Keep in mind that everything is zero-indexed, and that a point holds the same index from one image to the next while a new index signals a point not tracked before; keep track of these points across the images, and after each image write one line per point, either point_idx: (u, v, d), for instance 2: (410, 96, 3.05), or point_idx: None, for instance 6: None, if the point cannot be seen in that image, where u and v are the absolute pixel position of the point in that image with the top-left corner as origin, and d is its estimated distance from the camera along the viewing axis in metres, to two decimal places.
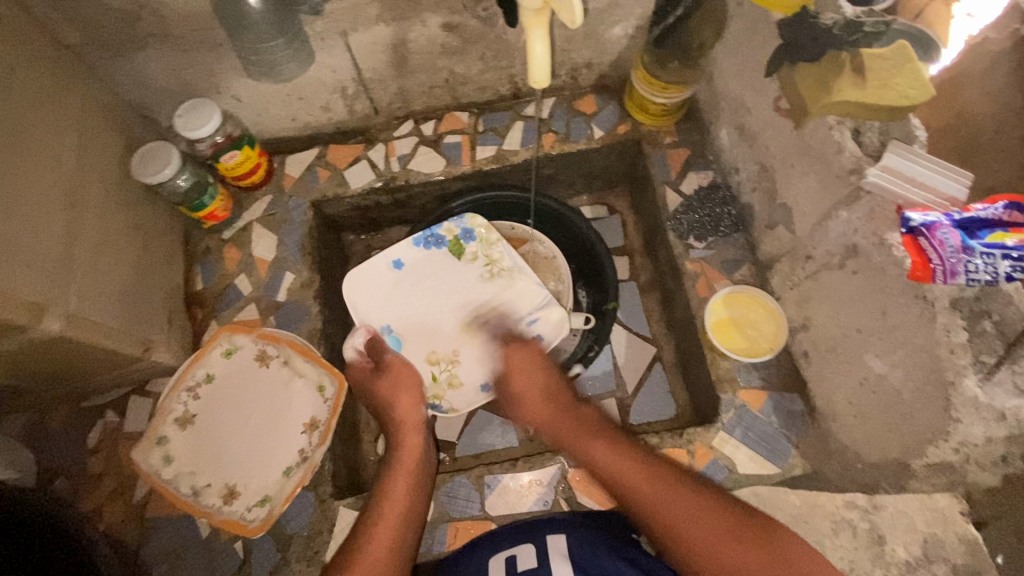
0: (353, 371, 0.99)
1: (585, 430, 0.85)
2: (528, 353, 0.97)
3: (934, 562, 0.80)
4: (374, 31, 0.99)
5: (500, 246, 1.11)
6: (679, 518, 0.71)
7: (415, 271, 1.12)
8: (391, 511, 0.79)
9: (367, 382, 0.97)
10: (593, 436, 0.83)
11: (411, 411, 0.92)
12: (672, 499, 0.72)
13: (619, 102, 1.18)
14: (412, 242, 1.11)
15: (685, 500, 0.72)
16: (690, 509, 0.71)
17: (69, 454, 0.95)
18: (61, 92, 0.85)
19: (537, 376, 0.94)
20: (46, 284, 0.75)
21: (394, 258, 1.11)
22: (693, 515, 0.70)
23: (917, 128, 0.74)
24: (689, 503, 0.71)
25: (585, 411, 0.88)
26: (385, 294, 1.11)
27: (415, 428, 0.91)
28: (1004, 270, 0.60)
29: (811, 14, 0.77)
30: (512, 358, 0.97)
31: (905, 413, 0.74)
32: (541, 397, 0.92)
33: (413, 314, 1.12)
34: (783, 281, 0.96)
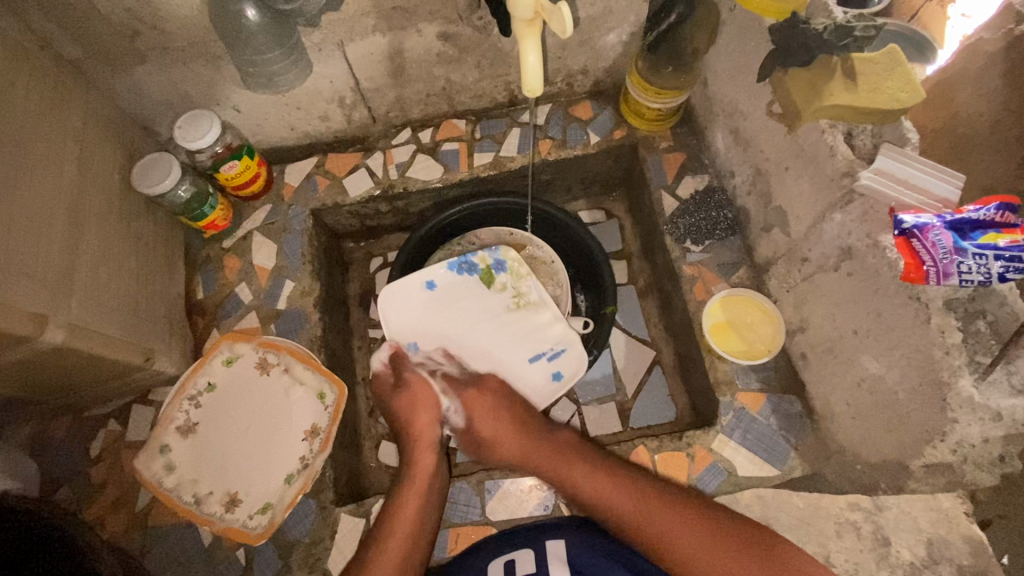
0: (379, 384, 1.01)
1: (564, 463, 0.84)
2: (490, 389, 0.96)
3: (939, 562, 0.79)
4: (370, 41, 1.00)
5: (531, 279, 1.11)
6: (678, 532, 0.71)
7: (445, 296, 1.12)
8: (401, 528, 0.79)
9: (388, 398, 0.98)
10: (577, 468, 0.82)
11: (428, 428, 0.92)
12: (670, 516, 0.73)
13: (615, 108, 1.19)
14: (447, 265, 1.11)
15: (682, 517, 0.73)
16: (687, 524, 0.72)
17: (72, 464, 0.95)
18: (62, 106, 0.87)
19: (502, 417, 0.92)
20: (48, 295, 0.76)
21: (426, 279, 1.11)
22: (683, 529, 0.72)
23: (909, 130, 0.75)
24: (687, 519, 0.72)
25: (555, 443, 0.88)
26: (414, 313, 1.10)
27: (428, 447, 0.90)
28: (997, 270, 0.61)
29: (801, 20, 0.78)
30: (474, 401, 0.95)
31: (901, 414, 0.74)
32: (512, 434, 0.90)
33: (439, 337, 1.10)
34: (780, 284, 0.97)
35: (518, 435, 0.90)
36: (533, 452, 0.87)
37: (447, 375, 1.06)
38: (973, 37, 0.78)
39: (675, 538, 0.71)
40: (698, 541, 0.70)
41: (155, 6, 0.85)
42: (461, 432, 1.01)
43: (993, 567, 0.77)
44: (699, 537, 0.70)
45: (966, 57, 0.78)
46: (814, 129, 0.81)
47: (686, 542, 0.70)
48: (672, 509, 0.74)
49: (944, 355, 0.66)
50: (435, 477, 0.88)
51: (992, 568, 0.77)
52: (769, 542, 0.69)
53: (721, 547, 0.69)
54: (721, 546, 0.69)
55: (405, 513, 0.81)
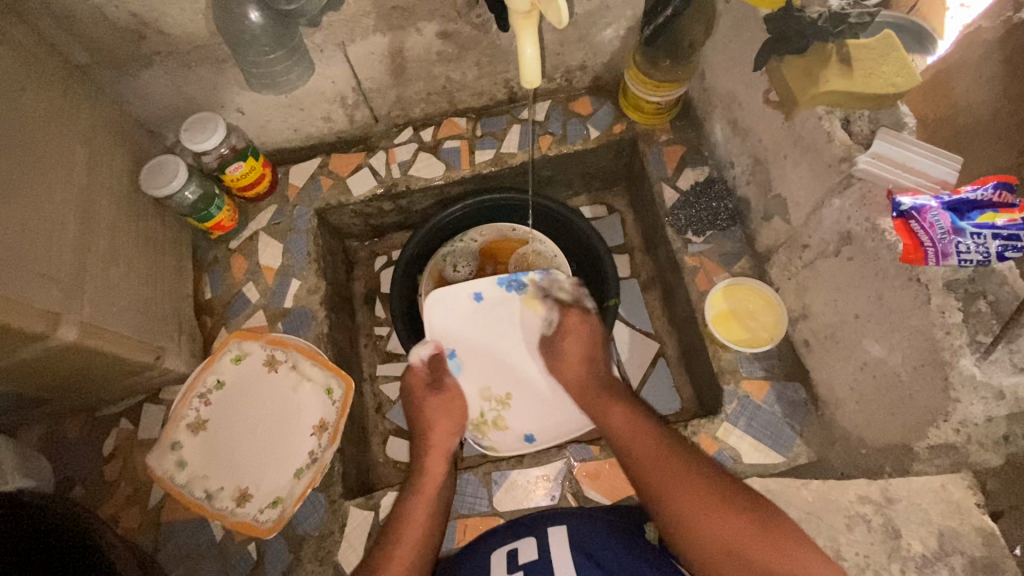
0: (414, 374, 1.01)
1: (606, 396, 0.91)
2: (589, 323, 1.00)
3: (951, 555, 0.78)
4: (371, 41, 1.01)
5: (579, 306, 1.06)
6: (677, 493, 0.73)
7: (489, 311, 1.11)
8: (411, 530, 0.79)
9: (417, 394, 0.99)
10: (616, 402, 0.89)
11: (445, 435, 0.93)
12: (670, 474, 0.75)
13: (614, 103, 1.20)
14: (496, 280, 1.11)
15: (684, 475, 0.74)
16: (688, 479, 0.74)
17: (84, 463, 0.97)
18: (72, 110, 0.89)
19: (587, 343, 0.99)
20: (60, 294, 0.77)
21: (476, 290, 1.11)
22: (689, 490, 0.73)
23: (905, 116, 0.77)
24: (687, 479, 0.74)
25: (612, 381, 0.95)
26: (460, 321, 1.11)
27: (444, 454, 0.91)
28: (995, 250, 0.62)
29: (796, 8, 0.78)
30: (568, 320, 1.01)
31: (904, 396, 0.74)
32: (579, 360, 0.98)
33: (480, 347, 1.10)
34: (781, 272, 0.97)
35: (581, 363, 0.98)
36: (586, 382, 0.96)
37: (481, 389, 1.07)
38: (973, 26, 0.79)
39: (674, 498, 0.73)
40: (696, 500, 0.71)
41: (160, 11, 0.87)
42: (485, 448, 1.02)
43: (1004, 562, 0.75)
44: (695, 497, 0.72)
45: (965, 45, 0.79)
46: (811, 116, 0.82)
47: (684, 501, 0.72)
48: (677, 465, 0.76)
49: (944, 335, 0.67)
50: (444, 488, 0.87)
51: (1004, 564, 0.75)
52: (771, 512, 0.70)
53: (720, 506, 0.70)
54: (722, 504, 0.70)
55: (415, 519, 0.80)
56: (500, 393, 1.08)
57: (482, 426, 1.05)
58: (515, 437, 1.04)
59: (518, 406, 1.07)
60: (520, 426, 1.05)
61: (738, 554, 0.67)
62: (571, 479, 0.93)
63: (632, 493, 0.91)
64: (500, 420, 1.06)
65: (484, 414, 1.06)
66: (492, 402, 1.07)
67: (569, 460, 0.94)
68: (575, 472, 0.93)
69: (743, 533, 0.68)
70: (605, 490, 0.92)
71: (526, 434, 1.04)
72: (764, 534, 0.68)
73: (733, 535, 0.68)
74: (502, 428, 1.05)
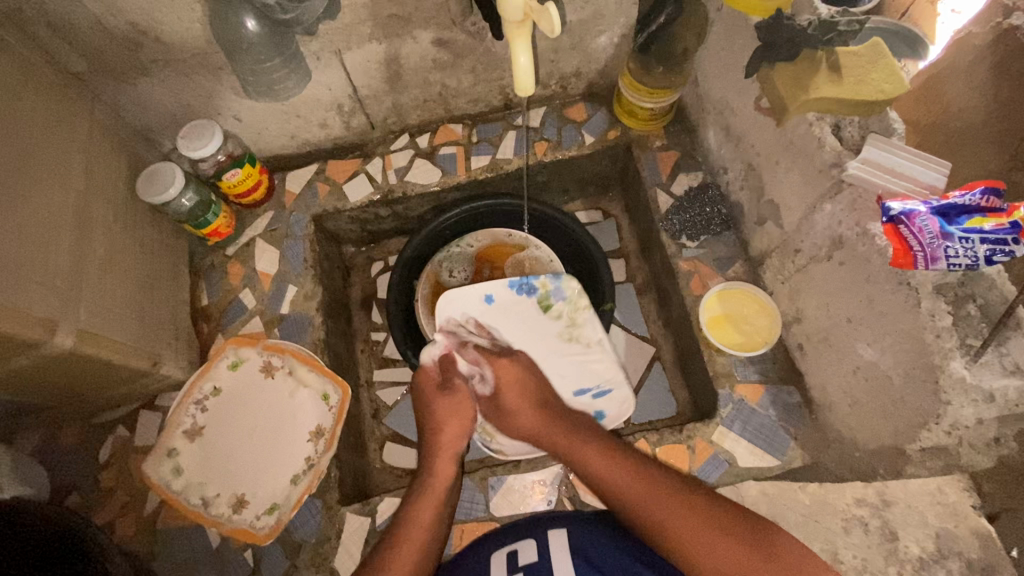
0: (426, 374, 0.97)
1: (571, 439, 0.86)
2: (519, 367, 0.96)
3: (948, 557, 0.79)
4: (367, 49, 1.02)
5: (588, 313, 1.08)
6: (685, 532, 0.70)
7: (501, 314, 1.08)
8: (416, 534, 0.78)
9: (428, 395, 0.95)
10: (587, 442, 0.83)
11: (456, 438, 0.90)
12: (674, 512, 0.71)
13: (609, 109, 1.21)
14: (508, 283, 1.09)
15: (688, 512, 0.71)
16: (693, 516, 0.71)
17: (80, 470, 0.97)
18: (69, 117, 0.89)
19: (528, 389, 0.94)
20: (57, 301, 0.77)
21: (488, 292, 1.09)
22: (688, 515, 0.71)
23: (894, 121, 0.76)
24: (692, 515, 0.71)
25: (571, 421, 0.89)
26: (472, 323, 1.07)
27: (452, 458, 0.89)
28: (983, 253, 0.62)
29: (786, 16, 0.80)
30: (502, 371, 0.95)
31: (896, 399, 0.75)
32: (532, 409, 0.92)
33: None
34: (774, 277, 0.98)
35: (535, 413, 0.91)
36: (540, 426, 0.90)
37: None
38: (963, 32, 0.79)
39: (680, 537, 0.70)
40: (705, 538, 0.69)
41: (157, 20, 0.88)
42: (493, 450, 0.98)
43: (1001, 563, 0.77)
44: (695, 522, 0.70)
45: (955, 50, 0.80)
46: (802, 122, 0.83)
47: (690, 540, 0.69)
48: (682, 501, 0.72)
49: (935, 339, 0.67)
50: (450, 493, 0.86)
51: (1001, 564, 0.76)
52: (779, 541, 0.68)
53: (729, 544, 0.68)
54: (729, 541, 0.68)
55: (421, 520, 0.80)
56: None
57: (489, 429, 1.01)
58: None
59: None
60: None
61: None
62: (566, 484, 0.94)
63: None
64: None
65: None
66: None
67: (565, 465, 0.95)
68: (571, 477, 0.94)
69: (752, 567, 0.66)
70: (600, 494, 0.92)
71: None
72: (769, 563, 0.66)
73: (741, 572, 0.66)
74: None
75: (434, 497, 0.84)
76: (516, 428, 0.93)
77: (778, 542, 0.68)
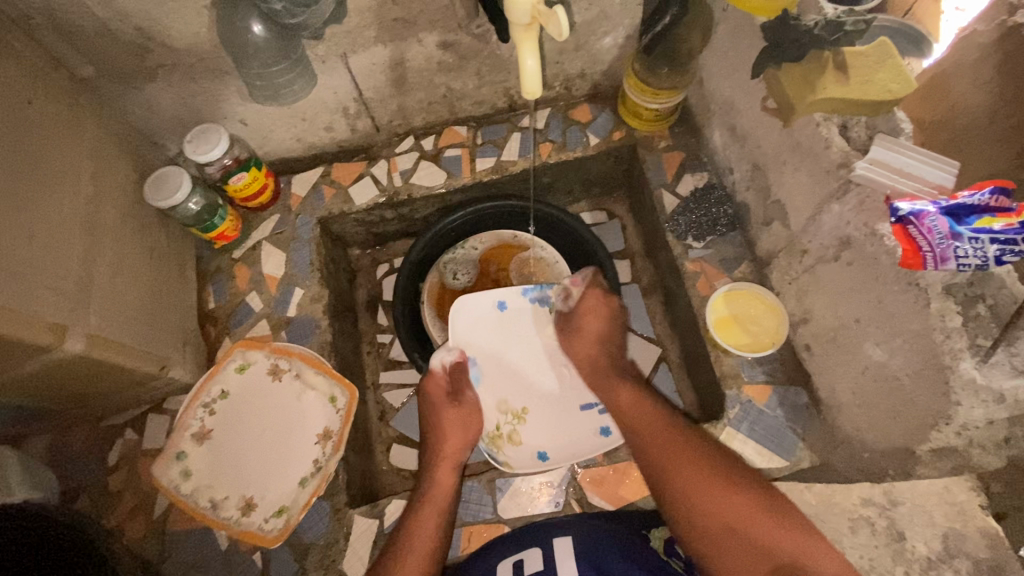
0: (432, 381, 0.99)
1: (613, 375, 0.93)
2: (604, 304, 1.01)
3: (956, 557, 0.78)
4: (372, 52, 1.02)
5: None
6: (682, 470, 0.74)
7: (514, 320, 1.09)
8: (420, 546, 0.79)
9: (436, 402, 0.97)
10: (624, 382, 0.91)
11: (458, 446, 0.92)
12: (680, 454, 0.76)
13: (613, 110, 1.21)
14: (522, 290, 1.10)
15: (692, 453, 0.75)
16: (694, 457, 0.75)
17: (90, 474, 0.97)
18: (77, 123, 0.89)
19: (605, 323, 0.99)
20: (65, 307, 0.78)
21: (500, 298, 1.09)
22: (694, 462, 0.75)
23: (902, 121, 0.76)
24: (695, 459, 0.75)
25: (621, 364, 0.96)
26: (484, 330, 1.08)
27: (454, 468, 0.90)
28: (992, 254, 0.62)
29: (792, 17, 0.80)
30: (587, 300, 1.01)
31: (906, 399, 0.75)
32: (595, 339, 0.98)
33: (503, 359, 1.07)
34: (781, 277, 0.98)
35: (595, 341, 0.98)
36: (596, 360, 0.97)
37: (498, 403, 1.04)
38: (967, 30, 0.78)
39: (682, 475, 0.74)
40: (704, 481, 0.72)
41: (164, 25, 0.88)
42: (501, 463, 0.98)
43: (1010, 563, 0.76)
44: (701, 469, 0.74)
45: (960, 48, 0.79)
46: (809, 122, 0.83)
47: (687, 476, 0.74)
48: (684, 445, 0.77)
49: (945, 339, 0.67)
50: (451, 502, 0.86)
51: (1010, 565, 0.75)
52: (777, 500, 0.70)
53: (727, 488, 0.71)
54: (728, 485, 0.72)
55: (423, 529, 0.81)
56: (517, 407, 1.05)
57: (497, 440, 1.02)
58: (529, 453, 1.01)
59: (534, 421, 1.04)
60: (535, 442, 1.02)
61: (739, 532, 0.69)
62: (574, 485, 0.94)
63: (635, 498, 0.91)
64: (514, 435, 1.03)
65: (499, 427, 1.03)
66: (508, 415, 1.04)
67: (573, 466, 0.95)
68: (579, 478, 0.94)
69: (746, 513, 0.69)
70: (610, 496, 0.92)
71: (539, 451, 1.01)
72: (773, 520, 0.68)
73: (736, 513, 0.69)
74: (516, 445, 1.02)
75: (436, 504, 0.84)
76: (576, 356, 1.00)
77: (779, 502, 0.70)
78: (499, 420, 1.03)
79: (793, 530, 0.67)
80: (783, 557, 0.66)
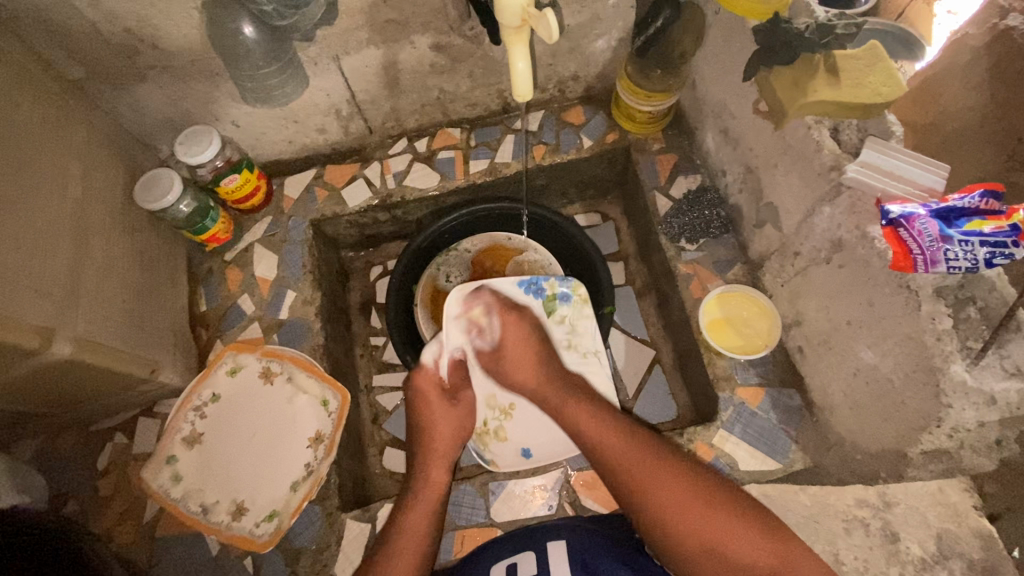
0: (424, 377, 0.96)
1: (560, 394, 0.88)
2: (525, 324, 0.97)
3: (950, 558, 0.79)
4: (364, 54, 1.02)
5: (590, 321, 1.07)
6: (657, 493, 0.71)
7: None
8: (409, 543, 0.77)
9: (425, 399, 0.94)
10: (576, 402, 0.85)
11: (451, 444, 0.90)
12: (647, 474, 0.73)
13: (607, 112, 1.21)
14: (518, 281, 1.08)
15: (665, 475, 0.72)
16: (671, 481, 0.72)
17: (79, 478, 0.96)
18: (66, 125, 0.89)
19: (529, 347, 0.95)
20: (53, 311, 0.77)
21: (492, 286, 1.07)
22: (668, 486, 0.71)
23: (894, 125, 0.78)
24: (670, 482, 0.72)
25: (570, 378, 0.92)
26: None
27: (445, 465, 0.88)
28: (983, 256, 0.62)
29: (783, 19, 0.80)
30: (508, 328, 0.97)
31: (897, 402, 0.75)
32: (534, 361, 0.93)
33: None
34: (774, 280, 0.98)
35: (534, 364, 0.93)
36: (541, 382, 0.91)
37: (486, 397, 1.03)
38: (959, 33, 0.79)
39: (658, 498, 0.71)
40: (682, 505, 0.70)
41: (155, 26, 0.87)
42: (487, 463, 0.99)
43: (1003, 564, 0.77)
44: (678, 493, 0.71)
45: (952, 52, 0.79)
46: (800, 125, 0.83)
47: (664, 501, 0.70)
48: (661, 466, 0.73)
49: (935, 341, 0.67)
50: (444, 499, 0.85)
51: (1001, 565, 0.77)
52: (762, 513, 0.69)
53: (706, 508, 0.69)
54: (707, 506, 0.69)
55: (412, 526, 0.79)
56: (504, 402, 1.03)
57: (484, 437, 1.02)
58: (513, 450, 1.00)
59: (521, 417, 1.02)
60: (520, 440, 1.01)
61: (717, 553, 0.67)
62: (567, 488, 0.94)
63: None
64: (501, 430, 1.02)
65: (487, 423, 1.02)
66: (496, 411, 1.03)
67: (566, 469, 0.95)
68: (572, 481, 0.94)
69: (726, 532, 0.68)
70: (604, 500, 0.92)
71: (524, 448, 1.00)
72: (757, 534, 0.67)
73: (715, 535, 0.68)
74: (502, 440, 1.01)
75: (427, 503, 0.83)
76: (521, 385, 0.93)
77: (765, 513, 0.69)
78: (487, 416, 1.03)
79: (777, 539, 0.67)
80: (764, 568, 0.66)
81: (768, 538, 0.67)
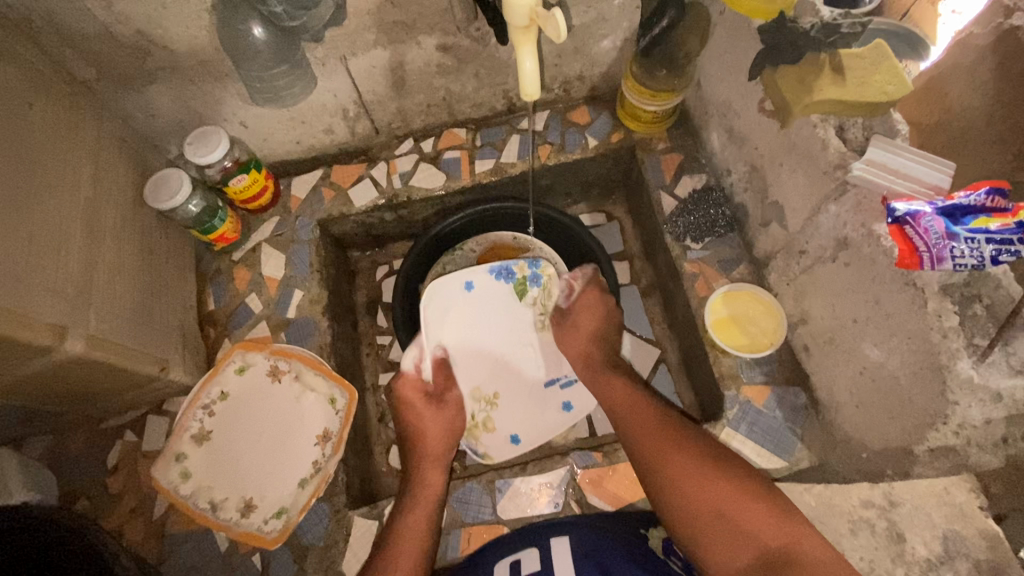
0: (406, 384, 0.96)
1: (607, 371, 0.95)
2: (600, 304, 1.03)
3: (956, 558, 0.79)
4: (371, 55, 1.03)
5: None
6: (673, 462, 0.76)
7: (481, 301, 1.12)
8: (411, 539, 0.79)
9: (413, 403, 0.95)
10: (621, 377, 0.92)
11: (444, 446, 0.92)
12: (667, 444, 0.77)
13: (612, 112, 1.22)
14: (488, 270, 1.11)
15: (682, 446, 0.77)
16: (687, 454, 0.76)
17: (89, 476, 0.97)
18: (77, 126, 0.89)
19: (595, 319, 1.02)
20: (66, 309, 0.78)
21: (467, 280, 1.11)
22: (680, 458, 0.76)
23: (900, 123, 0.76)
24: (685, 452, 0.76)
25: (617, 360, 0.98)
26: (455, 317, 1.10)
27: (438, 465, 0.90)
28: (989, 253, 0.62)
29: (789, 19, 0.81)
30: (581, 299, 1.04)
31: (903, 400, 0.75)
32: (589, 335, 1.01)
33: (469, 344, 1.11)
34: (779, 278, 0.98)
35: (590, 338, 1.01)
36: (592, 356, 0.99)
37: (471, 391, 1.08)
38: (963, 33, 0.79)
39: (673, 467, 0.75)
40: (694, 475, 0.73)
41: (165, 28, 0.88)
42: (480, 456, 1.04)
43: (1010, 564, 0.76)
44: (693, 465, 0.74)
45: (956, 52, 0.79)
46: (806, 124, 0.83)
47: (680, 469, 0.75)
48: (678, 439, 0.78)
49: (942, 339, 0.67)
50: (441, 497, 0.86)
51: (1009, 565, 0.76)
52: (771, 489, 0.71)
53: (715, 476, 0.73)
54: (718, 475, 0.73)
55: (416, 521, 0.81)
56: (489, 393, 1.09)
57: (474, 430, 1.07)
58: (502, 438, 1.07)
59: (506, 407, 1.08)
60: (507, 427, 1.07)
61: (727, 519, 0.70)
62: (574, 486, 0.94)
63: (634, 499, 0.92)
64: (488, 421, 1.07)
65: (475, 416, 1.07)
66: (481, 403, 1.08)
67: (572, 468, 0.95)
68: (579, 480, 0.94)
69: (737, 500, 0.70)
70: (610, 497, 0.92)
71: (513, 435, 1.07)
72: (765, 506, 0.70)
73: (722, 501, 0.71)
74: (491, 431, 1.07)
75: (426, 501, 0.84)
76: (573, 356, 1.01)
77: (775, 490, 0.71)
78: (472, 410, 1.07)
79: (785, 514, 0.69)
80: (772, 543, 0.67)
81: (776, 512, 0.69)
